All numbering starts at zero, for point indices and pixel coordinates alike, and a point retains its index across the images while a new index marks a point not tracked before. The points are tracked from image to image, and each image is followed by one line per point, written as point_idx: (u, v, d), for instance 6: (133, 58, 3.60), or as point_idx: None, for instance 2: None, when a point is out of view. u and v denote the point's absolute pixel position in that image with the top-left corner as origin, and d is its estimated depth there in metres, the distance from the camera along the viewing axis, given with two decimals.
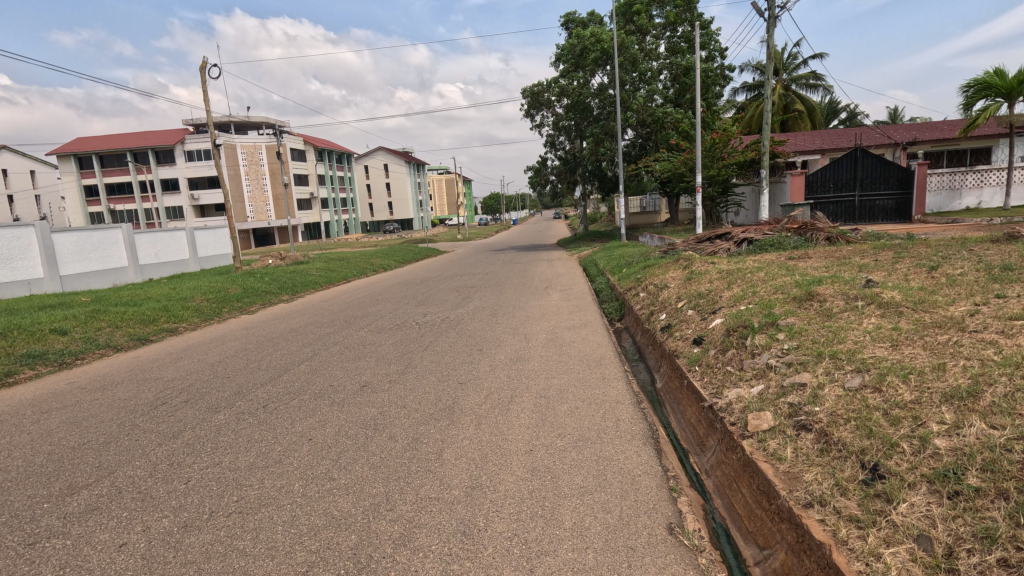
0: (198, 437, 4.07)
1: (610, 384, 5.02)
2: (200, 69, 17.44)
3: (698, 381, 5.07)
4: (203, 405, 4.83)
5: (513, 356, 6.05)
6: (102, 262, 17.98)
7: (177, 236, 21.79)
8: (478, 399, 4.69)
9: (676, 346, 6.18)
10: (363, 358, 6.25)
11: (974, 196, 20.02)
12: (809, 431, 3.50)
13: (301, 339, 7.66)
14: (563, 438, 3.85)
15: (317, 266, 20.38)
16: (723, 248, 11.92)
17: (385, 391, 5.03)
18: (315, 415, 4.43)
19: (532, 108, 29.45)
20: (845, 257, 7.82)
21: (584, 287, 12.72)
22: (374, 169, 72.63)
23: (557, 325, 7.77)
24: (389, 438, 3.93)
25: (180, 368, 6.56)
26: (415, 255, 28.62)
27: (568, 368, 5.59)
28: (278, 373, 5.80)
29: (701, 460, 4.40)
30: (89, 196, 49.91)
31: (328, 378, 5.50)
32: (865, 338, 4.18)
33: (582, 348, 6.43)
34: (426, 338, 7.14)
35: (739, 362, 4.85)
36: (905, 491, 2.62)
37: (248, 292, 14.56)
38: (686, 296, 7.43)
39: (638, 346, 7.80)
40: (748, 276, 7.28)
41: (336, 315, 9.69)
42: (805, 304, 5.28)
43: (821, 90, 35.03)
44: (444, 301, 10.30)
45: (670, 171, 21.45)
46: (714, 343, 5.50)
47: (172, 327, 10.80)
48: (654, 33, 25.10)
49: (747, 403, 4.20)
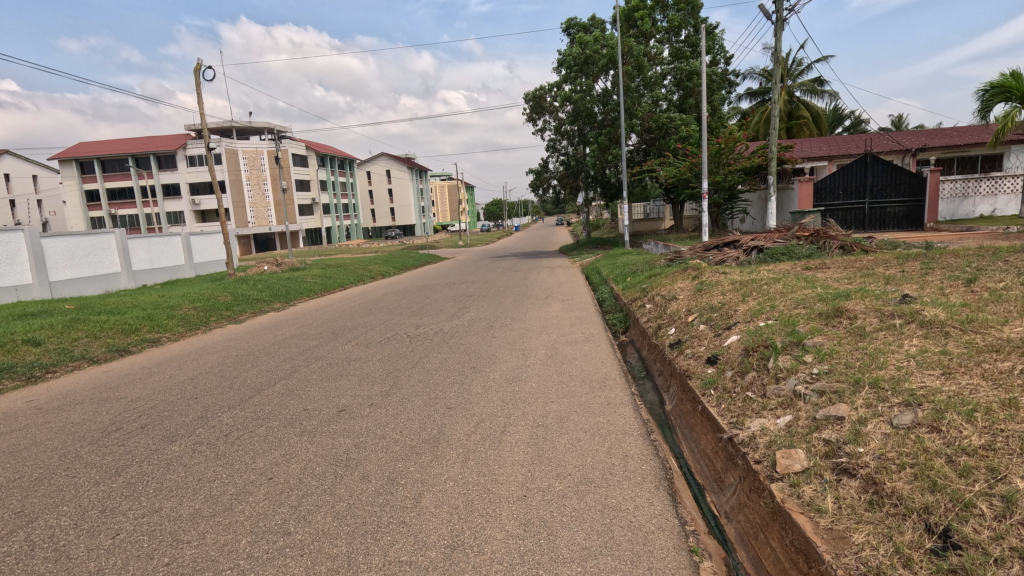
0: (142, 474, 3.53)
1: (616, 411, 4.49)
2: (195, 72, 17.11)
3: (714, 407, 4.54)
4: (158, 433, 4.30)
5: (509, 376, 5.51)
6: (94, 268, 17.52)
7: (172, 242, 21.33)
8: (467, 429, 4.16)
9: (688, 366, 5.63)
10: (345, 377, 5.71)
11: (988, 203, 19.47)
12: (854, 478, 2.96)
13: (283, 353, 7.14)
14: (562, 480, 3.32)
15: (312, 272, 19.88)
16: (732, 256, 11.41)
17: (363, 417, 4.49)
18: (281, 447, 3.90)
19: (534, 113, 29.06)
20: (866, 268, 7.29)
21: (587, 296, 12.20)
22: (377, 175, 72.41)
23: (558, 339, 7.23)
24: (362, 478, 3.40)
25: (148, 386, 6.03)
26: (414, 261, 28.12)
27: (569, 391, 5.04)
28: (250, 394, 5.27)
29: (719, 501, 3.85)
30: (90, 200, 49.61)
31: (302, 401, 4.97)
32: (911, 364, 3.64)
33: (584, 366, 5.88)
34: (416, 354, 6.61)
35: (761, 388, 4.32)
36: (992, 570, 2.10)
37: (239, 299, 14.09)
38: (697, 309, 6.89)
39: (645, 362, 7.25)
40: (764, 287, 6.76)
41: (325, 326, 9.18)
42: (833, 321, 4.74)
43: (826, 96, 34.60)
44: (440, 312, 9.77)
45: (675, 177, 20.89)
46: (731, 365, 4.96)
47: (154, 337, 10.29)
48: (658, 37, 24.62)
49: (773, 437, 3.65)
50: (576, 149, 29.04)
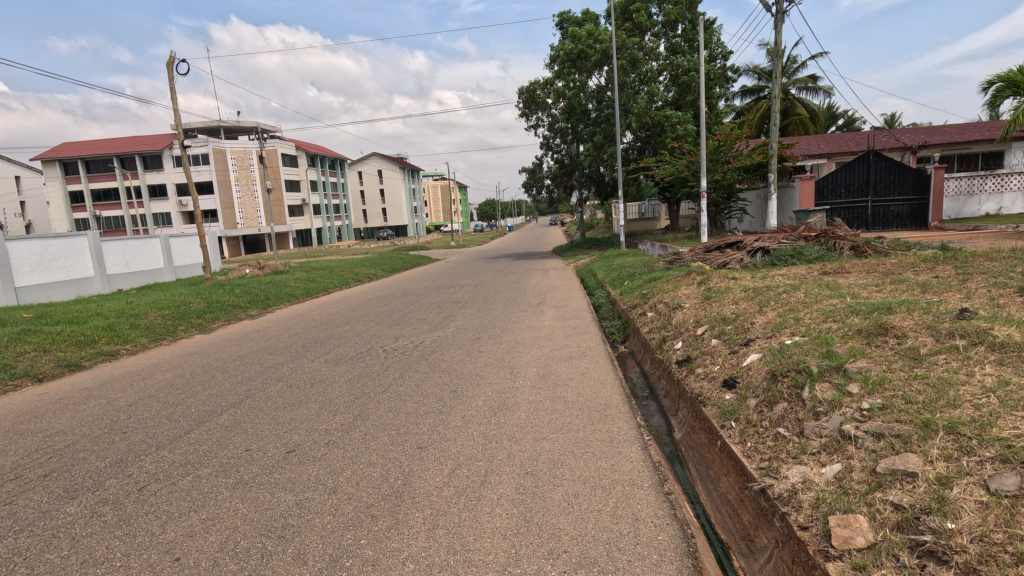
0: (12, 553, 2.72)
1: (622, 451, 3.74)
2: (168, 65, 16.29)
3: (738, 445, 3.81)
4: (59, 486, 3.49)
5: (494, 403, 4.73)
6: (64, 272, 16.59)
7: (150, 244, 20.39)
8: (438, 480, 3.38)
9: (700, 390, 4.88)
10: (303, 405, 4.90)
11: (993, 201, 18.86)
12: (945, 566, 2.21)
13: (241, 373, 6.34)
14: (559, 561, 2.55)
15: (296, 276, 19.05)
16: (736, 257, 10.70)
17: (315, 461, 3.70)
18: (204, 508, 3.11)
19: (527, 109, 28.35)
20: (893, 273, 6.58)
21: (582, 302, 11.46)
22: (368, 175, 71.41)
23: (550, 355, 6.46)
24: (296, 558, 2.62)
25: (76, 415, 5.20)
26: (404, 263, 27.22)
27: (565, 423, 4.27)
28: (187, 428, 4.46)
29: (749, 566, 3.10)
30: (74, 202, 48.40)
31: (246, 438, 4.16)
32: (993, 403, 2.90)
33: (581, 390, 5.11)
34: (390, 374, 5.83)
35: (796, 425, 3.56)
36: None
37: (213, 306, 13.22)
38: (707, 320, 6.14)
39: (648, 378, 6.51)
40: (783, 296, 6.03)
41: (296, 339, 8.35)
42: (876, 339, 4.00)
43: (822, 93, 34.06)
44: (422, 321, 8.97)
45: (673, 175, 20.10)
46: (754, 392, 4.21)
47: (112, 350, 9.42)
48: (654, 31, 23.91)
49: (821, 494, 2.90)
50: (570, 147, 28.28)
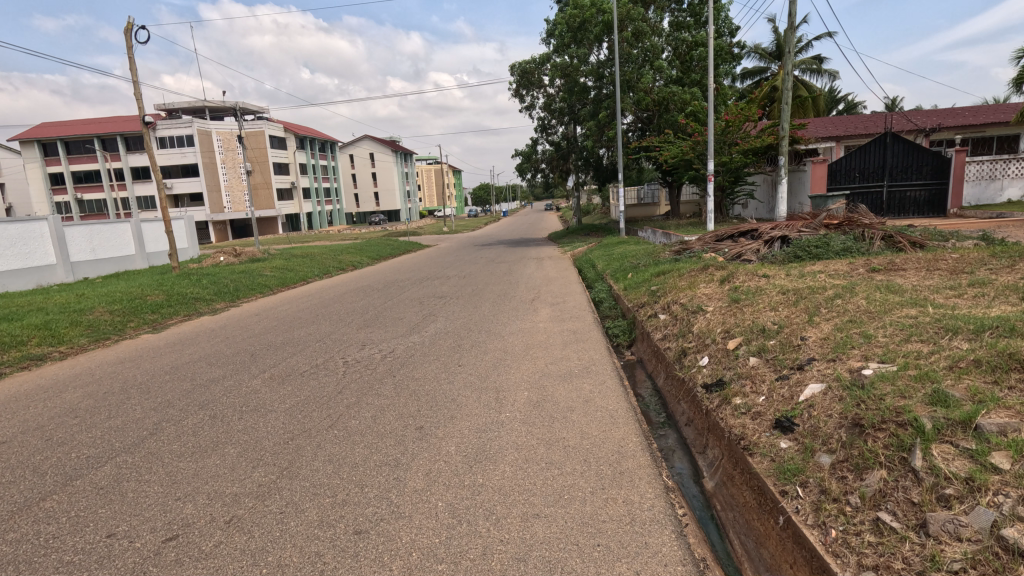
0: None
1: (649, 544, 2.58)
2: (129, 31, 14.79)
3: (814, 531, 2.61)
4: None
5: (471, 451, 3.54)
6: (21, 260, 15.18)
7: (120, 229, 18.95)
8: None
9: (741, 430, 3.66)
10: (218, 451, 3.69)
11: (1016, 187, 17.68)
12: None
13: (165, 394, 5.11)
14: None
15: (273, 264, 17.72)
16: (752, 248, 9.57)
17: (201, 560, 2.52)
18: None
19: (521, 88, 26.85)
20: (960, 272, 5.48)
21: (580, 297, 10.28)
22: (360, 159, 69.56)
23: (544, 372, 5.27)
24: None
25: None
26: (392, 250, 25.83)
27: (569, 490, 3.06)
28: (48, 491, 3.24)
29: None
30: (54, 184, 46.46)
31: (120, 511, 2.95)
32: None
33: (586, 428, 3.91)
34: (345, 399, 4.65)
35: (910, 512, 2.39)
36: None
37: (172, 299, 11.94)
38: (740, 330, 4.95)
39: (664, 400, 5.32)
40: (835, 300, 4.88)
41: (247, 345, 7.10)
42: (1008, 378, 2.86)
43: (826, 76, 32.81)
44: (397, 323, 7.76)
45: (677, 157, 18.71)
46: (827, 445, 3.02)
47: (40, 354, 8.15)
48: (658, 5, 22.48)
49: None
50: (567, 128, 26.82)
